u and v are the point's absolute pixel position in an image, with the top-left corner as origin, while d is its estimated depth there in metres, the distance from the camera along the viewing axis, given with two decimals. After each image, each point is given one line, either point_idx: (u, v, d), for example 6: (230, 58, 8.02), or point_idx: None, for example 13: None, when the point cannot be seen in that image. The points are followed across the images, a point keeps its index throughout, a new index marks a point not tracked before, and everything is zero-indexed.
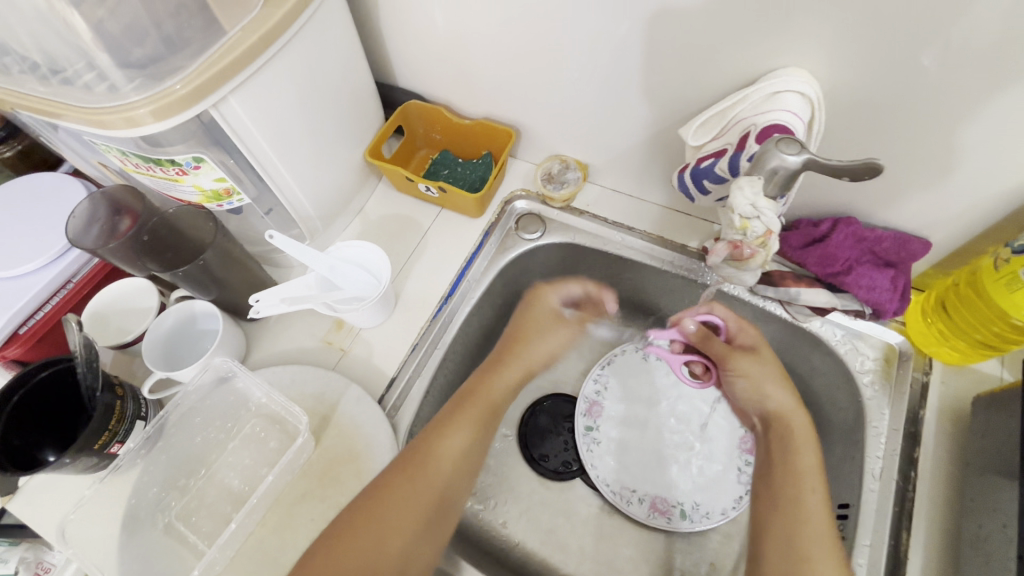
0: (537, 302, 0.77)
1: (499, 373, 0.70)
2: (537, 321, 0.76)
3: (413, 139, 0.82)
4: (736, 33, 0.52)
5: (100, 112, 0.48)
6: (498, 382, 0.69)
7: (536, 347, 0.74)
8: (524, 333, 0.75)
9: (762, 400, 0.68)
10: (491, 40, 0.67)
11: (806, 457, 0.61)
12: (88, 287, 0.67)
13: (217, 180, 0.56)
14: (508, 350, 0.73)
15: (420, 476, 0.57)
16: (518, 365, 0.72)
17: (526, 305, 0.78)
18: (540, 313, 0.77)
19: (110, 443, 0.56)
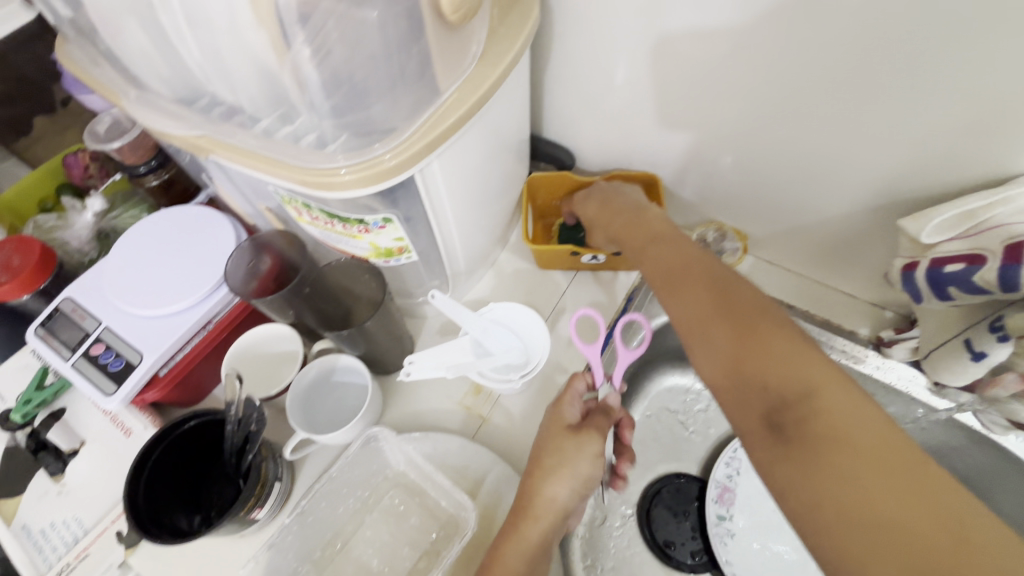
0: (551, 423, 0.57)
1: (515, 533, 0.51)
2: (555, 457, 0.54)
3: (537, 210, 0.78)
4: (1000, 126, 0.46)
5: (306, 173, 0.45)
6: (513, 562, 0.50)
7: (559, 484, 0.53)
8: (536, 478, 0.53)
9: (612, 234, 0.62)
10: (672, 105, 0.63)
11: (671, 239, 0.55)
12: (227, 328, 0.63)
13: (396, 239, 0.53)
14: (524, 497, 0.53)
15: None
16: (536, 522, 0.52)
17: (543, 433, 0.56)
18: (547, 443, 0.55)
19: (253, 508, 0.53)
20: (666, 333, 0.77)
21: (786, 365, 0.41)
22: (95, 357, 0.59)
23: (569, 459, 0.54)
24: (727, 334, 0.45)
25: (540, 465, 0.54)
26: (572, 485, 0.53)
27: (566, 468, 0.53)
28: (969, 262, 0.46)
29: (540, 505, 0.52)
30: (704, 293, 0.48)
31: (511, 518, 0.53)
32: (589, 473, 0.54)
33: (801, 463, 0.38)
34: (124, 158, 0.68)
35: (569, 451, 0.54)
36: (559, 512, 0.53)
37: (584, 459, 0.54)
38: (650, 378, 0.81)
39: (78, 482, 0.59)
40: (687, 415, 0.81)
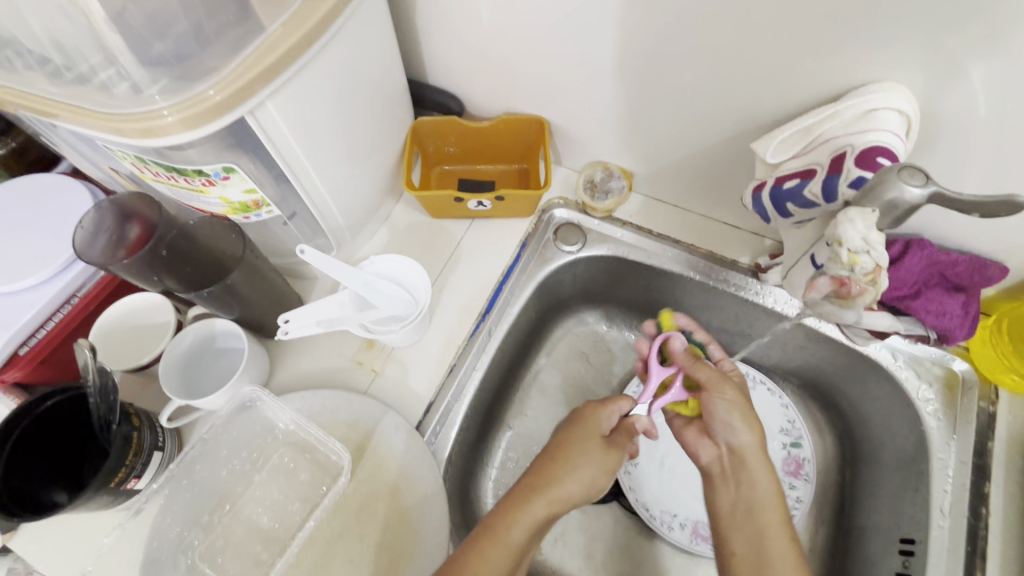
0: (586, 422, 0.59)
1: (520, 507, 0.53)
2: (580, 453, 0.56)
3: (427, 158, 0.76)
4: (828, 42, 0.47)
5: (121, 119, 0.42)
6: (514, 531, 0.51)
7: (576, 476, 0.55)
8: (555, 464, 0.56)
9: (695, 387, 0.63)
10: (541, 39, 0.61)
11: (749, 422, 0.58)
12: (94, 302, 0.60)
13: (246, 192, 0.51)
14: (533, 481, 0.55)
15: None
16: (544, 498, 0.53)
17: (576, 428, 0.59)
18: (579, 437, 0.58)
19: (127, 480, 0.51)
20: (564, 278, 0.77)
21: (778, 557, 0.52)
22: None
23: (588, 461, 0.56)
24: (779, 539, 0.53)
25: (564, 455, 0.56)
26: (588, 483, 0.55)
27: (588, 470, 0.56)
28: (802, 178, 0.48)
29: (554, 489, 0.54)
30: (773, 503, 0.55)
31: (516, 493, 0.54)
32: (600, 483, 0.57)
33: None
34: None
35: (596, 455, 0.57)
36: (563, 501, 0.54)
37: (602, 471, 0.57)
38: (555, 323, 0.83)
39: None
40: (593, 355, 0.83)
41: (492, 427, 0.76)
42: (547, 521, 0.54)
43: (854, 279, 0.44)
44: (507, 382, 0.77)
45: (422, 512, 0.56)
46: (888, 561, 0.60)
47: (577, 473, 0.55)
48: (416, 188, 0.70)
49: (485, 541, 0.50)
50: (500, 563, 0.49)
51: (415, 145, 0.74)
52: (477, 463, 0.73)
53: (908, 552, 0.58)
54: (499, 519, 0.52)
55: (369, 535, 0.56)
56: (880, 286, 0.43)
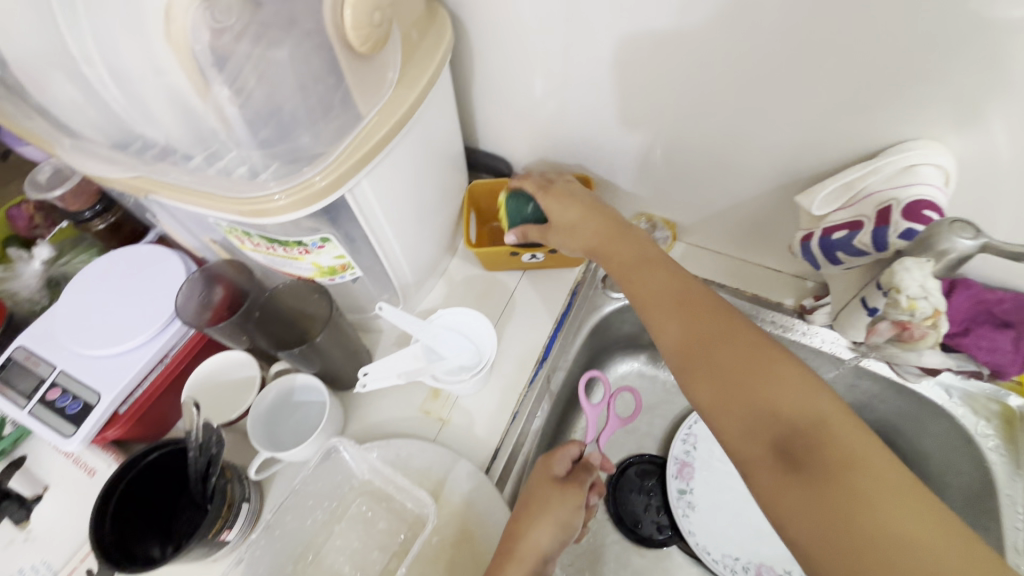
0: (540, 472, 0.59)
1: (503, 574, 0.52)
2: (541, 505, 0.56)
3: (479, 215, 0.82)
4: (863, 105, 0.52)
5: (242, 202, 0.48)
6: None
7: (541, 526, 0.54)
8: (523, 525, 0.55)
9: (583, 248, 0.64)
10: (588, 107, 0.68)
11: (658, 271, 0.58)
12: (183, 360, 0.65)
13: (337, 257, 0.56)
14: (505, 547, 0.54)
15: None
16: (523, 562, 0.53)
17: (531, 482, 0.59)
18: (534, 495, 0.57)
19: (221, 531, 0.54)
20: (612, 323, 0.81)
21: (751, 360, 0.49)
22: (52, 401, 0.60)
23: (555, 507, 0.56)
24: (739, 357, 0.49)
25: (528, 513, 0.56)
26: (554, 534, 0.54)
27: (556, 513, 0.56)
28: (850, 228, 0.52)
29: (523, 547, 0.53)
30: (734, 344, 0.50)
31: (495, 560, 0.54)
32: (569, 521, 0.56)
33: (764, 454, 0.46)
34: (68, 205, 0.70)
35: (554, 497, 0.56)
36: (544, 558, 0.54)
37: (567, 509, 0.56)
38: (603, 366, 0.86)
39: (44, 527, 0.60)
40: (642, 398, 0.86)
41: None
42: None
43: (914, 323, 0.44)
44: (561, 426, 0.79)
45: None
46: None
47: (540, 530, 0.54)
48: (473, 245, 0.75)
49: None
50: None
51: (468, 204, 0.79)
52: None
53: None
54: None
55: None
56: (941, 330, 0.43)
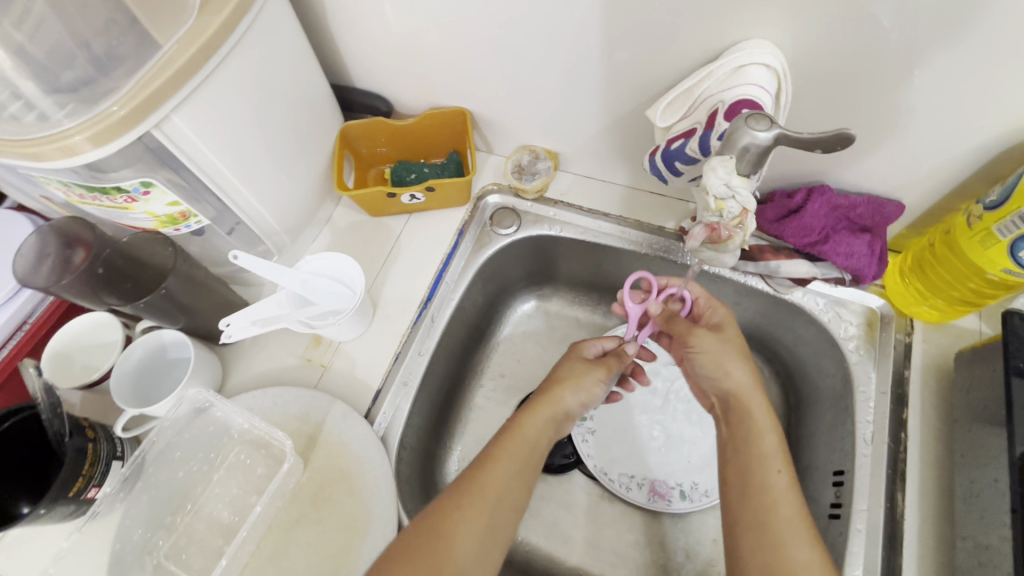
0: (573, 351, 0.65)
1: (528, 416, 0.57)
2: (568, 369, 0.62)
3: (362, 159, 0.79)
4: (694, 8, 0.51)
5: (34, 144, 0.45)
6: (502, 468, 0.52)
7: (575, 393, 0.60)
8: (554, 383, 0.61)
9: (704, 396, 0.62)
10: (445, 34, 0.65)
11: (770, 441, 0.53)
12: (45, 327, 0.63)
13: (170, 204, 0.54)
14: (512, 424, 0.56)
15: (495, 500, 0.50)
16: (549, 405, 0.58)
17: (564, 356, 0.64)
18: (564, 365, 0.63)
19: (85, 489, 0.54)
20: (508, 262, 0.80)
21: (745, 410, 0.56)
22: None
23: (582, 375, 0.61)
24: (789, 519, 0.49)
25: (557, 378, 0.61)
26: (583, 399, 0.60)
27: (570, 395, 0.59)
28: (685, 137, 0.52)
29: (557, 404, 0.58)
30: (785, 481, 0.51)
31: (501, 435, 0.56)
32: (595, 390, 0.61)
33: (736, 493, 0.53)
34: None
35: (581, 373, 0.61)
36: (567, 411, 0.59)
37: (594, 382, 0.61)
38: (505, 306, 0.86)
39: None
40: (546, 333, 0.87)
41: (450, 411, 0.79)
42: (533, 467, 0.54)
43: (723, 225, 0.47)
44: (461, 366, 0.80)
45: (374, 492, 0.59)
46: (824, 493, 0.64)
47: (568, 394, 0.59)
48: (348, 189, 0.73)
49: (508, 440, 0.55)
50: (481, 513, 0.49)
51: (346, 147, 0.76)
52: (436, 448, 0.76)
53: (839, 483, 0.62)
54: (493, 453, 0.53)
55: (326, 520, 0.58)
56: (747, 228, 0.46)
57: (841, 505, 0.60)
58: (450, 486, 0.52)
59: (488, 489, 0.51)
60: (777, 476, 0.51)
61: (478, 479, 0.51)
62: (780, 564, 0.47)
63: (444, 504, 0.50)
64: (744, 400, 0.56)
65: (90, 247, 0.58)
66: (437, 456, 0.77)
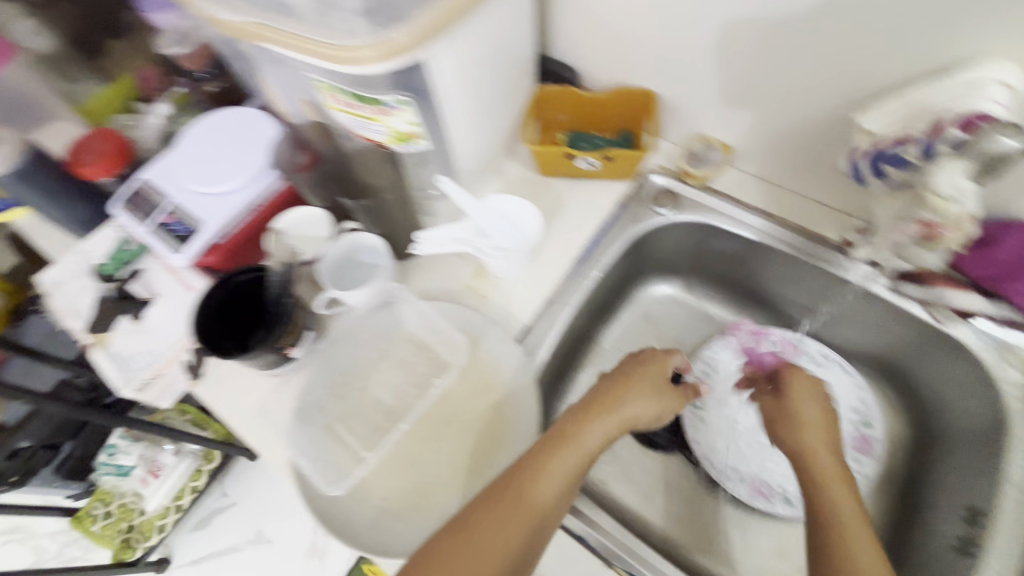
0: (653, 359, 0.66)
1: (591, 421, 0.60)
2: (644, 371, 0.64)
3: (545, 123, 0.85)
4: (935, 20, 0.52)
5: (334, 51, 0.55)
6: (592, 435, 0.59)
7: (647, 398, 0.62)
8: (624, 384, 0.63)
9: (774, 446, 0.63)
10: (660, 19, 0.69)
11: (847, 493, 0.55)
12: (267, 215, 0.74)
13: (411, 124, 0.63)
14: (592, 407, 0.61)
15: (568, 477, 0.56)
16: (613, 417, 0.60)
17: (642, 358, 0.66)
18: (650, 371, 0.64)
19: (287, 345, 0.66)
20: (656, 243, 0.84)
21: (826, 468, 0.57)
22: (168, 225, 0.72)
23: (663, 390, 0.64)
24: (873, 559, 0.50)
25: (631, 378, 0.63)
26: (655, 406, 0.63)
27: (643, 401, 0.62)
28: (899, 143, 0.55)
29: (632, 406, 0.61)
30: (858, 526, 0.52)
31: (583, 412, 0.61)
32: (666, 405, 0.64)
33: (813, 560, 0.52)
34: (190, 63, 0.81)
35: (655, 384, 0.64)
36: (637, 415, 0.62)
37: (672, 399, 0.64)
38: (639, 286, 0.90)
39: (155, 325, 0.72)
40: (671, 319, 0.90)
41: (572, 367, 0.84)
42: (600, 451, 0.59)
43: (941, 225, 0.55)
44: (590, 330, 0.86)
45: (517, 410, 0.66)
46: (950, 527, 0.63)
47: (640, 398, 0.62)
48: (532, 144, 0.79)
49: (582, 418, 0.60)
50: (565, 470, 0.56)
51: (535, 108, 0.83)
52: (554, 397, 0.82)
53: (971, 520, 0.61)
54: (581, 419, 0.60)
55: (472, 425, 0.67)
56: (966, 230, 0.54)
57: (969, 541, 0.60)
58: (538, 440, 0.58)
59: (570, 451, 0.57)
60: (851, 519, 0.52)
61: (564, 435, 0.58)
62: None
63: (535, 458, 0.56)
64: (812, 453, 0.58)
65: (318, 154, 0.69)
66: (553, 404, 0.83)
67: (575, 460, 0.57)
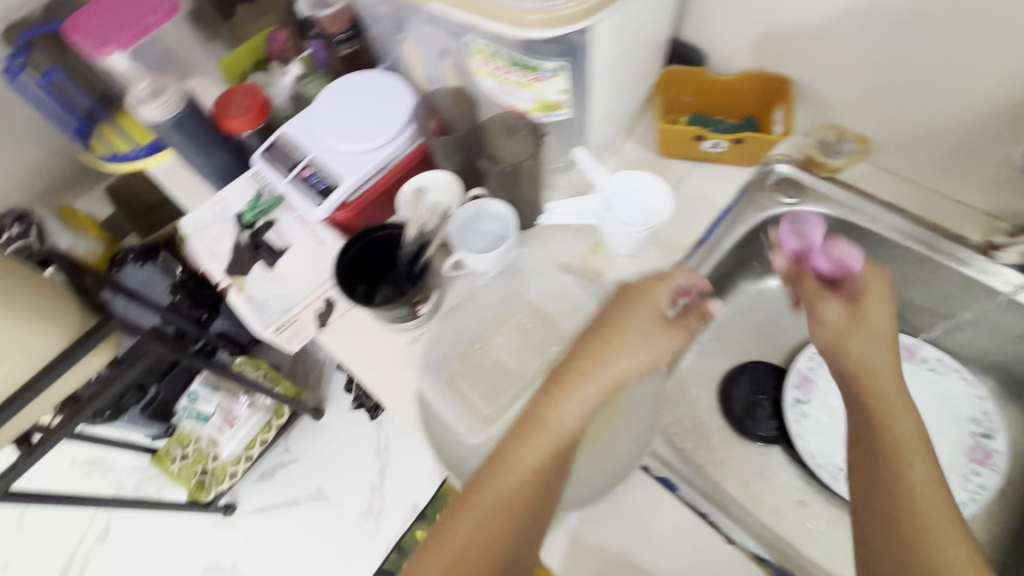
0: (641, 300, 0.61)
1: (567, 392, 0.57)
2: (629, 317, 0.60)
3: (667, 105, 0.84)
4: None
5: (500, 13, 0.57)
6: (566, 407, 0.57)
7: (630, 351, 0.59)
8: (604, 342, 0.59)
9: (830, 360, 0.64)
10: (820, 1, 0.68)
11: (908, 414, 0.57)
12: (399, 174, 0.77)
13: (560, 91, 0.64)
14: (574, 368, 0.59)
15: (559, 440, 0.56)
16: (594, 381, 0.58)
17: (619, 302, 0.62)
18: (638, 314, 0.60)
19: (418, 303, 0.69)
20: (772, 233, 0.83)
21: (899, 412, 0.57)
22: (306, 178, 0.76)
23: (655, 337, 0.59)
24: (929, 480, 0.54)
25: (615, 324, 0.60)
26: (641, 357, 0.59)
27: (634, 354, 0.59)
28: None
29: (604, 368, 0.58)
30: (921, 457, 0.55)
31: (567, 377, 0.58)
32: (660, 352, 0.59)
33: (871, 514, 0.54)
34: (328, 25, 0.83)
35: (647, 332, 0.59)
36: (618, 373, 0.58)
37: (661, 345, 0.59)
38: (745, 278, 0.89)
39: (287, 273, 0.75)
40: (775, 313, 0.89)
41: None
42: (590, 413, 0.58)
43: None
44: None
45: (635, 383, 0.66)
46: None
47: (636, 351, 0.59)
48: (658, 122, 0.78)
49: (562, 383, 0.58)
50: (555, 439, 0.56)
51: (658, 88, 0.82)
52: None
53: None
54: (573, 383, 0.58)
55: None
56: None
57: None
58: (523, 416, 0.58)
59: (552, 420, 0.57)
60: (913, 447, 0.55)
61: (557, 400, 0.57)
62: (916, 516, 0.52)
63: (527, 428, 0.57)
64: (890, 394, 0.58)
65: (444, 122, 0.75)
66: None
67: (558, 424, 0.57)
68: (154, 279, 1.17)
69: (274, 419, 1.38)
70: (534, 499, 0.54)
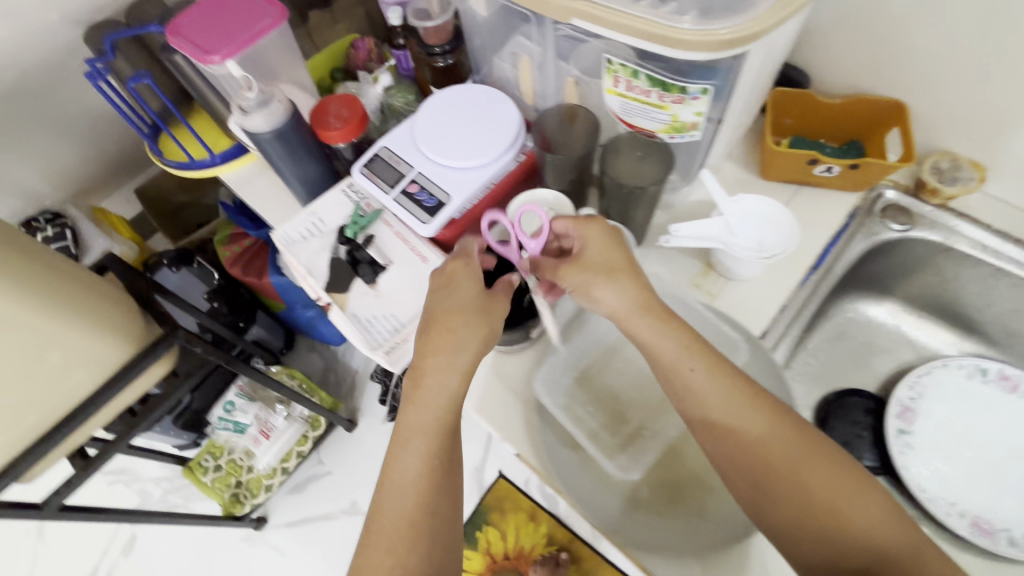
0: (451, 281, 0.60)
1: (432, 384, 0.55)
2: (441, 298, 0.59)
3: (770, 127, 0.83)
4: None
5: (645, 30, 0.54)
6: (438, 403, 0.55)
7: (446, 330, 0.57)
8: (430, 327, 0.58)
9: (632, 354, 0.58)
10: (955, 30, 0.67)
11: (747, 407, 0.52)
12: (501, 191, 0.74)
13: (697, 113, 0.62)
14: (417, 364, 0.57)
15: (432, 436, 0.54)
16: (453, 367, 0.56)
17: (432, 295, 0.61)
18: (454, 299, 0.59)
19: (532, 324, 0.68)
20: (874, 260, 0.82)
21: (706, 392, 0.53)
22: (412, 194, 0.73)
23: (451, 306, 0.58)
24: (825, 478, 0.49)
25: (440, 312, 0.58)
26: (480, 336, 0.57)
27: (435, 338, 0.57)
28: None
29: (430, 358, 0.56)
30: (787, 445, 0.50)
31: (416, 374, 0.57)
32: (482, 329, 0.58)
33: (744, 484, 0.51)
34: (428, 37, 0.81)
35: (469, 309, 0.58)
36: (457, 357, 0.56)
37: (475, 319, 0.58)
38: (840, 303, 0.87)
39: (390, 291, 0.72)
40: (870, 339, 0.88)
41: None
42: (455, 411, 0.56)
43: None
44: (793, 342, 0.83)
45: None
46: None
47: (439, 341, 0.57)
48: (767, 144, 0.76)
49: (420, 384, 0.56)
50: (424, 439, 0.54)
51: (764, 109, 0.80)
52: None
53: None
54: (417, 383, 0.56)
55: None
56: None
57: None
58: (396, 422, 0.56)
59: (420, 421, 0.55)
60: (744, 424, 0.51)
61: (417, 401, 0.55)
62: (840, 517, 0.47)
63: (404, 433, 0.55)
64: (674, 369, 0.54)
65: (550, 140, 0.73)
66: None
67: (432, 412, 0.55)
68: (190, 284, 1.13)
69: (310, 431, 1.31)
70: (422, 504, 0.52)
